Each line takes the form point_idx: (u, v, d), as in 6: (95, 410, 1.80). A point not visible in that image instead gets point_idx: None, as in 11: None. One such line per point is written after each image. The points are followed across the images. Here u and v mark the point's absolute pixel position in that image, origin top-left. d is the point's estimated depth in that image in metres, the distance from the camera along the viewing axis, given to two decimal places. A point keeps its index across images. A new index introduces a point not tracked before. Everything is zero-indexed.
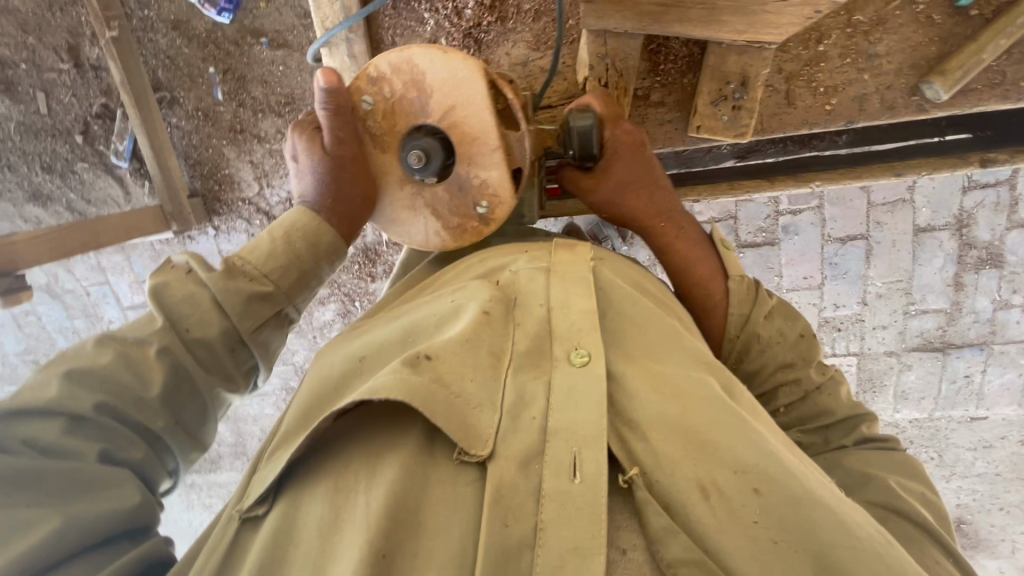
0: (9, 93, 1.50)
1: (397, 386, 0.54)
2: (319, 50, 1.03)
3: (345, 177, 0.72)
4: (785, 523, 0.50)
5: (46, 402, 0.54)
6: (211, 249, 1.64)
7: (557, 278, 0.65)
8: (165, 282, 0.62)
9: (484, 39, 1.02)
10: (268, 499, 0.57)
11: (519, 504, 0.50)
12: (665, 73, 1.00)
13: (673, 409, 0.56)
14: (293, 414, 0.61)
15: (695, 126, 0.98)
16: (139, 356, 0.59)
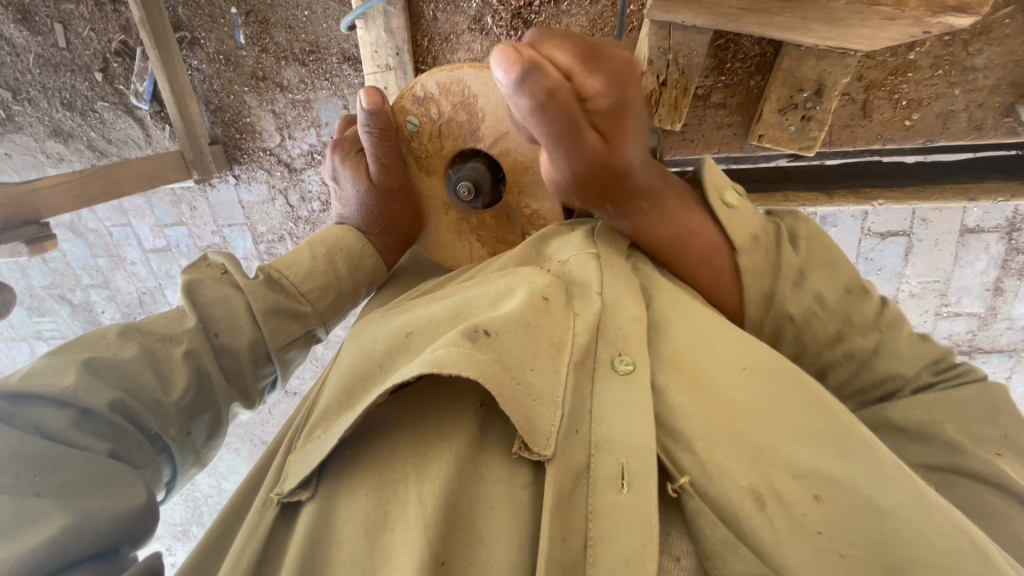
0: (26, 22, 1.42)
1: (463, 361, 0.47)
2: (354, 22, 0.94)
3: (393, 206, 0.70)
4: (857, 534, 0.43)
5: (57, 389, 0.46)
6: (232, 199, 1.61)
7: (609, 273, 0.61)
8: (200, 279, 0.58)
9: (534, 21, 0.93)
10: (312, 484, 0.50)
11: (571, 516, 0.45)
12: (731, 72, 0.91)
13: (724, 417, 0.50)
14: (332, 393, 0.54)
15: (757, 135, 0.91)
16: (166, 355, 0.53)
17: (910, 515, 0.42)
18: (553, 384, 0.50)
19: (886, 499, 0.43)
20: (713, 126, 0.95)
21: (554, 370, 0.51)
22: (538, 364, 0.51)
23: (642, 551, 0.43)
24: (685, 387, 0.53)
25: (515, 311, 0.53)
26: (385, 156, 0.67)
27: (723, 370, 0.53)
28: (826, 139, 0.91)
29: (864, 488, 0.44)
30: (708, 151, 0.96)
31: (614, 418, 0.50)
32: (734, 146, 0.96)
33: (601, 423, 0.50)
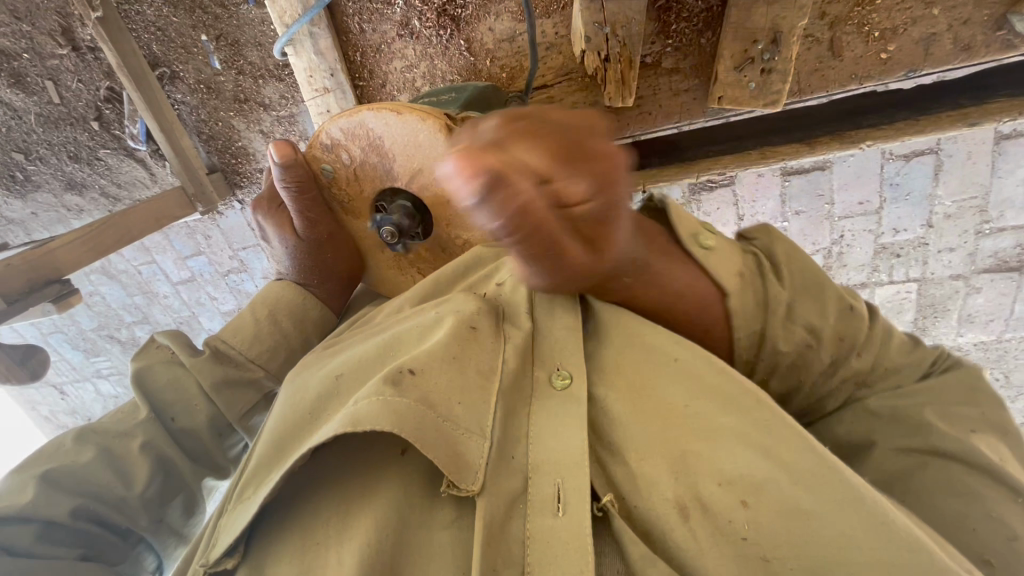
0: (19, 86, 1.44)
1: (381, 411, 0.43)
2: (284, 49, 0.92)
3: (325, 257, 0.70)
4: (781, 542, 0.40)
5: (16, 509, 0.49)
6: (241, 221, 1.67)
7: (541, 285, 0.56)
8: (149, 366, 0.60)
9: (462, 15, 0.88)
10: (239, 550, 0.46)
11: (506, 547, 0.42)
12: (678, 34, 0.84)
13: (656, 426, 0.46)
14: (262, 446, 0.50)
15: (716, 97, 0.84)
16: (122, 451, 0.56)
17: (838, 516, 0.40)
18: (481, 415, 0.46)
19: (810, 498, 0.41)
20: (670, 93, 0.88)
21: (483, 402, 0.47)
22: (470, 396, 0.47)
23: None
24: (623, 390, 0.49)
25: (441, 344, 0.49)
26: (304, 208, 0.68)
27: (655, 368, 0.49)
28: (793, 88, 0.84)
29: (789, 489, 0.41)
30: (670, 121, 0.90)
31: (546, 435, 0.46)
32: (695, 112, 0.89)
33: (538, 445, 0.46)
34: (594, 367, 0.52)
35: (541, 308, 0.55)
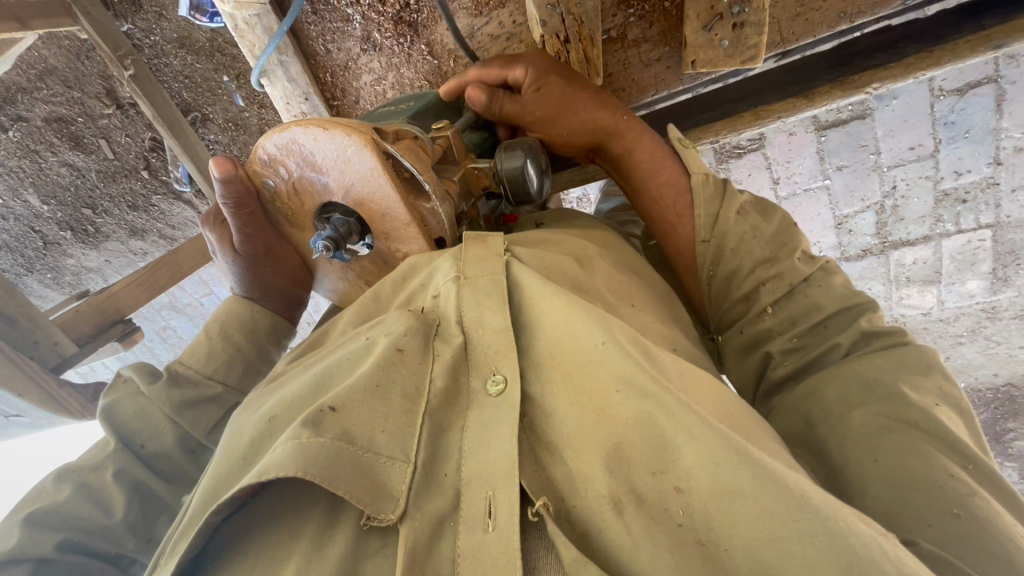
0: (79, 147, 1.97)
1: (295, 460, 0.50)
2: (260, 81, 1.13)
3: (265, 269, 0.89)
4: (710, 522, 0.50)
5: (10, 550, 0.64)
6: None
7: (469, 292, 0.66)
8: (116, 399, 0.79)
9: (418, 20, 1.05)
10: None
11: (437, 565, 0.49)
12: (638, 4, 0.95)
13: (591, 419, 0.56)
14: (207, 482, 0.58)
15: (690, 61, 0.89)
16: (99, 483, 0.73)
17: (759, 496, 0.49)
18: (404, 440, 0.56)
19: (734, 479, 0.50)
20: (642, 63, 0.98)
21: (409, 425, 0.57)
22: (393, 423, 0.57)
23: None
24: (565, 389, 0.58)
25: (365, 376, 0.59)
26: (246, 225, 0.83)
27: (586, 360, 0.59)
28: (777, 39, 0.93)
29: (713, 472, 0.51)
30: (647, 94, 1.00)
31: (477, 452, 0.54)
32: (672, 80, 0.98)
33: (467, 461, 0.54)
34: (529, 365, 0.61)
35: (472, 313, 0.64)
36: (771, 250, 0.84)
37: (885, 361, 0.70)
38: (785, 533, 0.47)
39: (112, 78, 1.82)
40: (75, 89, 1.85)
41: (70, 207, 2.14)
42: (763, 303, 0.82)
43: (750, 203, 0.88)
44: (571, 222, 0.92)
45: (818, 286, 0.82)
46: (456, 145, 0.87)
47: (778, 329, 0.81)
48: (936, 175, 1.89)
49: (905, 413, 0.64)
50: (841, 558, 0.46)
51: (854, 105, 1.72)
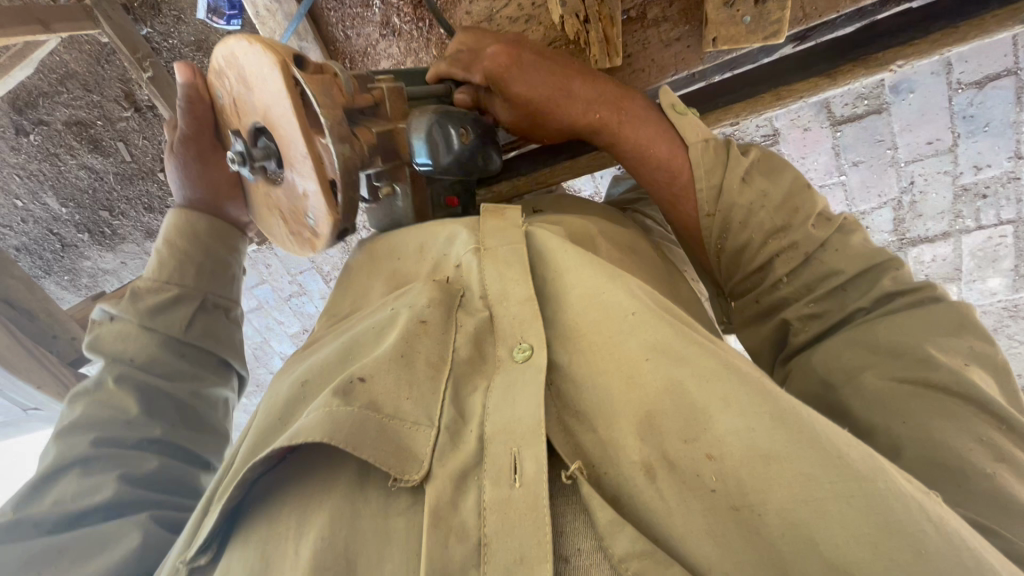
0: (97, 150, 2.00)
1: (326, 422, 0.54)
2: None
3: (211, 172, 0.98)
4: (744, 487, 0.48)
5: (57, 457, 0.83)
6: None
7: (491, 263, 0.68)
8: (97, 332, 0.93)
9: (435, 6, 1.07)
10: (210, 549, 0.59)
11: (461, 522, 0.50)
12: None
13: (617, 386, 0.56)
14: (248, 442, 0.63)
15: (711, 37, 0.93)
16: (105, 392, 0.89)
17: (796, 457, 0.48)
18: (430, 405, 0.58)
19: (771, 444, 0.49)
20: (664, 44, 1.04)
21: (434, 390, 0.59)
22: (417, 390, 0.58)
23: (537, 545, 0.47)
24: (592, 359, 0.58)
25: (390, 346, 0.61)
26: (194, 122, 0.93)
27: (614, 330, 0.59)
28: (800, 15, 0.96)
29: (747, 438, 0.49)
30: (668, 73, 1.05)
31: (501, 412, 0.55)
32: (691, 60, 1.03)
33: (489, 418, 0.55)
34: (556, 338, 0.62)
35: (496, 288, 0.65)
36: (782, 219, 0.82)
37: (906, 321, 0.73)
38: (825, 494, 0.46)
39: (132, 81, 1.86)
40: (94, 92, 1.89)
41: (88, 210, 2.17)
42: (778, 274, 0.83)
43: (755, 169, 0.86)
44: (566, 204, 0.97)
45: (836, 250, 0.81)
46: (392, 104, 0.86)
47: (794, 297, 0.83)
48: (955, 169, 1.86)
49: (928, 374, 0.68)
50: (879, 517, 0.44)
51: (869, 99, 1.72)
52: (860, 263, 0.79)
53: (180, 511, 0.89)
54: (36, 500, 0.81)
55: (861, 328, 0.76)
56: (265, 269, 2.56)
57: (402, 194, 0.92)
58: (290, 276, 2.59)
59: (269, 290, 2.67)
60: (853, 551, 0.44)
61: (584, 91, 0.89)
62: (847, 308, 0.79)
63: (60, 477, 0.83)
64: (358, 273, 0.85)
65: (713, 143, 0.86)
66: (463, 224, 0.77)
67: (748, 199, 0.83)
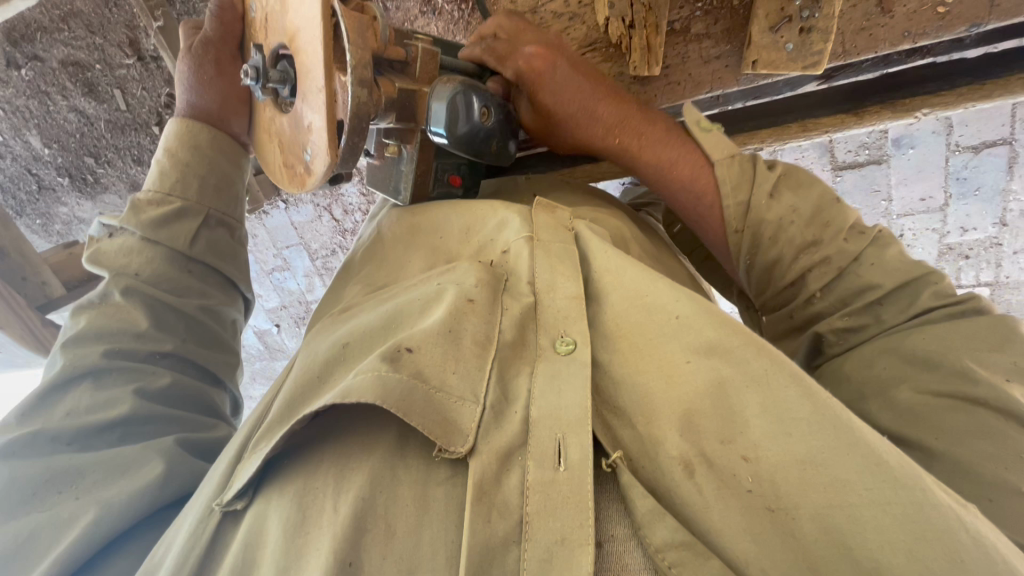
0: (92, 94, 1.92)
1: (380, 382, 0.65)
2: None
3: (222, 79, 0.97)
4: (780, 491, 0.57)
5: (69, 368, 0.83)
6: (283, 220, 2.40)
7: (542, 253, 0.80)
8: (97, 251, 0.92)
9: None
10: (245, 495, 0.69)
11: (502, 499, 0.60)
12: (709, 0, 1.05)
13: (658, 384, 0.65)
14: (282, 402, 0.74)
15: (751, 60, 1.01)
16: (119, 303, 0.89)
17: (836, 462, 0.56)
18: (476, 380, 0.68)
19: (808, 453, 0.57)
20: (703, 59, 1.07)
21: (479, 370, 0.69)
22: (463, 366, 0.69)
23: (581, 528, 0.57)
24: (633, 360, 0.68)
25: (438, 322, 0.71)
26: (217, 25, 0.95)
27: (660, 330, 0.69)
28: (839, 49, 1.00)
29: (789, 452, 0.58)
30: (704, 89, 1.08)
31: (547, 396, 0.65)
32: (728, 78, 1.07)
33: (534, 402, 0.65)
34: (598, 339, 0.73)
35: (545, 278, 0.77)
36: (813, 235, 0.86)
37: (942, 334, 0.76)
38: (862, 495, 0.54)
39: (139, 28, 1.79)
40: (98, 34, 1.82)
41: (73, 153, 2.06)
42: (810, 288, 0.87)
43: (782, 185, 0.89)
44: (588, 200, 1.03)
45: (871, 265, 0.84)
46: (422, 64, 0.86)
47: (828, 312, 0.87)
48: (943, 228, 1.94)
49: (966, 390, 0.71)
50: (915, 525, 0.52)
51: (871, 148, 1.73)
52: (897, 277, 0.82)
53: (200, 428, 0.90)
54: (48, 411, 0.82)
55: (863, 368, 0.81)
56: (251, 239, 2.50)
57: (407, 158, 0.96)
58: (275, 250, 2.54)
59: (251, 261, 2.60)
60: (884, 557, 0.52)
61: (610, 110, 0.95)
62: (884, 324, 0.82)
63: (74, 392, 0.84)
64: (394, 246, 0.96)
65: (739, 159, 0.90)
66: (514, 213, 0.89)
67: (778, 215, 0.87)
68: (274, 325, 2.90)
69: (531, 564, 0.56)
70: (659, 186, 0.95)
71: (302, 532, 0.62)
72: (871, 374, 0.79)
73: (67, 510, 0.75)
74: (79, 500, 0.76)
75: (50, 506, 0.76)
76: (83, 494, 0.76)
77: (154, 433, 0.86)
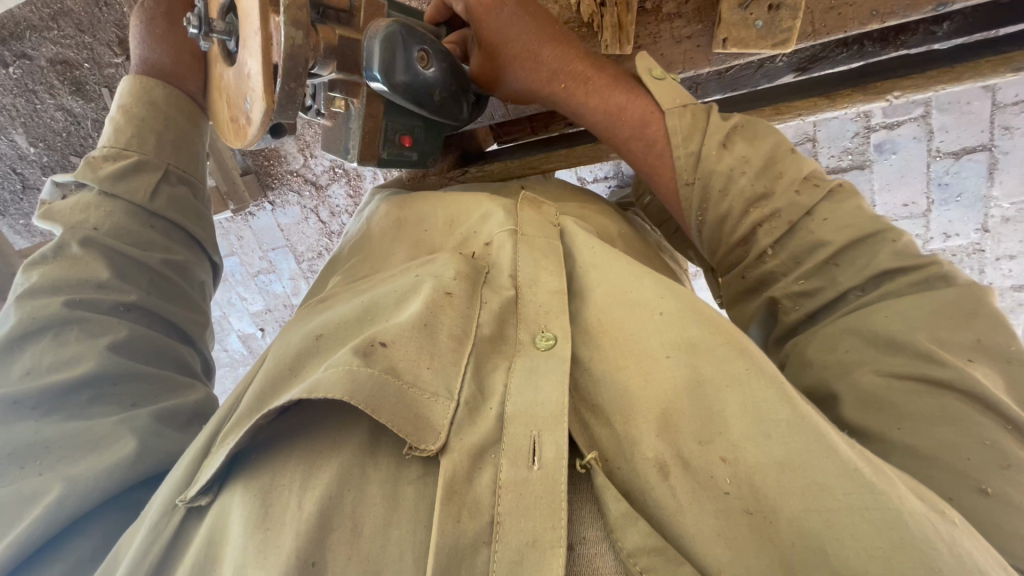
0: (79, 92, 1.91)
1: (355, 374, 0.62)
2: None
3: (176, 38, 0.97)
4: (759, 495, 0.56)
5: (26, 323, 0.80)
6: (270, 221, 2.36)
7: (524, 248, 0.79)
8: (50, 208, 0.89)
9: None
10: (210, 491, 0.65)
11: (473, 497, 0.58)
12: None
13: (636, 381, 0.64)
14: (251, 396, 0.71)
15: (722, 38, 1.02)
16: (78, 255, 0.86)
17: (816, 465, 0.54)
18: (451, 376, 0.66)
19: (787, 454, 0.56)
20: (675, 39, 1.10)
21: (454, 364, 0.67)
22: (437, 362, 0.66)
23: (552, 529, 0.55)
24: (613, 359, 0.67)
25: (415, 316, 0.69)
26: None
27: (642, 327, 0.68)
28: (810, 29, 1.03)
29: (769, 454, 0.56)
30: (677, 66, 1.11)
31: (523, 394, 0.63)
32: (700, 58, 1.10)
33: (509, 399, 0.63)
34: (578, 336, 0.70)
35: (527, 273, 0.76)
36: (764, 186, 0.87)
37: (907, 308, 0.76)
38: (840, 498, 0.52)
39: (128, 28, 1.79)
40: (87, 33, 1.81)
41: (58, 153, 2.03)
42: (762, 244, 0.87)
43: (734, 135, 0.90)
44: (572, 197, 1.02)
45: (822, 219, 0.85)
46: (367, 16, 0.86)
47: (781, 270, 0.87)
48: (926, 233, 1.93)
49: (930, 371, 0.70)
50: (897, 529, 0.50)
51: (854, 154, 1.76)
52: (848, 233, 0.82)
53: (169, 389, 0.87)
54: (7, 369, 0.79)
55: (829, 347, 0.79)
56: (236, 240, 2.48)
57: (355, 116, 0.90)
58: (261, 252, 2.51)
59: (236, 264, 2.57)
60: (859, 565, 0.50)
61: (558, 53, 0.96)
62: (838, 286, 0.82)
63: (34, 347, 0.80)
64: (378, 241, 0.94)
65: (691, 108, 0.92)
66: (497, 205, 0.87)
67: (727, 166, 0.88)
68: (259, 330, 2.86)
69: (501, 566, 0.54)
70: (609, 134, 0.96)
71: (263, 528, 0.58)
72: (833, 358, 0.78)
73: (30, 485, 0.70)
74: (42, 475, 0.71)
75: (12, 481, 0.72)
76: (47, 469, 0.72)
77: (124, 390, 0.82)
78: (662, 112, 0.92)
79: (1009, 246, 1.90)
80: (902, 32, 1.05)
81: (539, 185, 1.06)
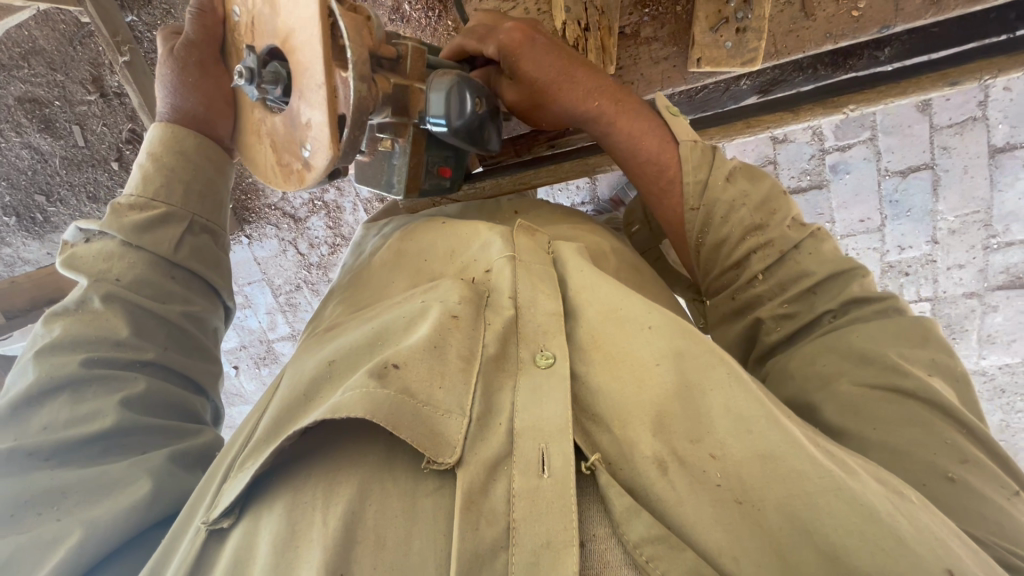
0: (48, 130, 1.88)
1: (371, 397, 0.63)
2: None
3: (207, 85, 0.94)
4: (745, 484, 0.59)
5: (43, 381, 0.79)
6: (247, 255, 2.35)
7: (524, 271, 0.81)
8: (72, 255, 0.88)
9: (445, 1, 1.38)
10: (233, 513, 0.64)
11: (489, 506, 0.59)
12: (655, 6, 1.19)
13: (630, 386, 0.67)
14: (266, 422, 0.71)
15: (697, 58, 1.14)
16: (98, 310, 0.85)
17: (802, 460, 0.58)
18: (462, 395, 0.67)
19: (775, 445, 0.60)
20: (654, 59, 1.21)
21: (465, 383, 0.68)
22: (448, 380, 0.68)
23: (565, 532, 0.56)
24: (606, 370, 0.69)
25: (425, 338, 0.71)
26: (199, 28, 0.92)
27: (632, 339, 0.71)
28: (773, 48, 1.15)
29: (760, 446, 0.60)
30: (658, 84, 1.21)
31: (531, 407, 0.65)
32: (676, 77, 1.20)
33: (518, 413, 0.65)
34: (577, 349, 0.73)
35: (527, 294, 0.78)
36: (759, 217, 0.93)
37: (871, 326, 0.83)
38: (822, 480, 0.57)
39: (104, 66, 1.79)
40: (59, 72, 1.80)
41: (22, 192, 1.99)
42: (753, 270, 0.93)
43: (732, 170, 0.97)
44: (563, 220, 1.07)
45: (808, 252, 0.92)
46: (412, 62, 0.89)
47: (769, 294, 0.92)
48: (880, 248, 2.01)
49: (900, 383, 0.76)
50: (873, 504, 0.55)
51: (812, 174, 1.89)
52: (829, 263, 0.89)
53: (180, 436, 0.87)
54: (22, 426, 0.78)
55: (817, 355, 0.84)
56: None
57: (399, 152, 0.97)
58: (236, 287, 2.47)
59: None
60: (840, 542, 0.54)
61: (586, 82, 1.00)
62: (815, 308, 0.89)
63: (50, 405, 0.79)
64: (379, 271, 0.96)
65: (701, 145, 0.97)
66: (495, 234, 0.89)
67: (731, 197, 0.94)
68: (232, 368, 2.77)
69: (518, 568, 0.55)
70: (626, 157, 0.99)
71: (292, 544, 0.58)
72: (813, 370, 0.83)
73: (48, 532, 0.71)
74: (60, 521, 0.72)
75: (29, 527, 0.72)
76: (65, 514, 0.73)
77: (137, 444, 0.82)
78: (676, 143, 0.97)
79: (956, 256, 1.95)
80: (852, 57, 1.16)
81: (533, 211, 1.10)
